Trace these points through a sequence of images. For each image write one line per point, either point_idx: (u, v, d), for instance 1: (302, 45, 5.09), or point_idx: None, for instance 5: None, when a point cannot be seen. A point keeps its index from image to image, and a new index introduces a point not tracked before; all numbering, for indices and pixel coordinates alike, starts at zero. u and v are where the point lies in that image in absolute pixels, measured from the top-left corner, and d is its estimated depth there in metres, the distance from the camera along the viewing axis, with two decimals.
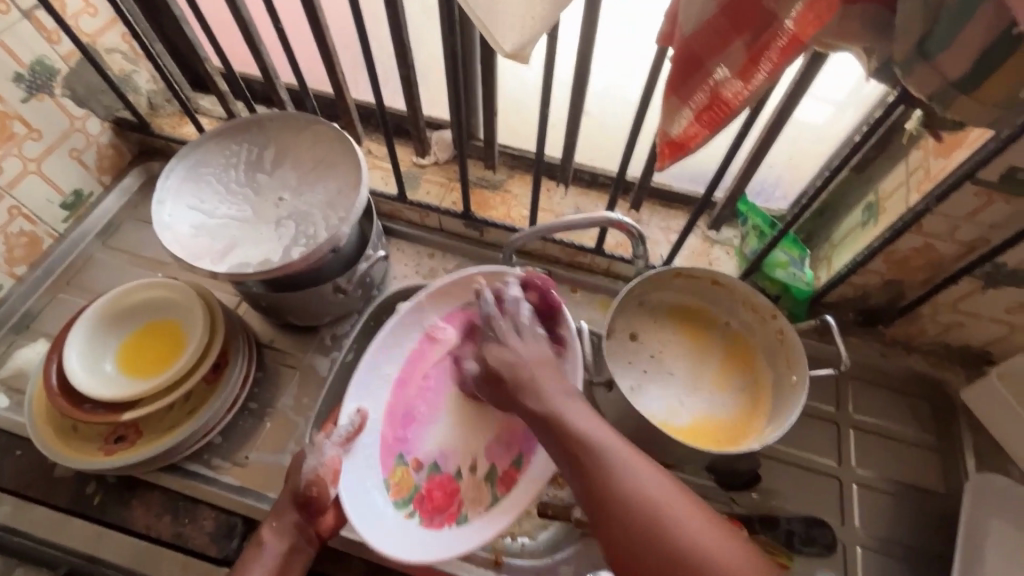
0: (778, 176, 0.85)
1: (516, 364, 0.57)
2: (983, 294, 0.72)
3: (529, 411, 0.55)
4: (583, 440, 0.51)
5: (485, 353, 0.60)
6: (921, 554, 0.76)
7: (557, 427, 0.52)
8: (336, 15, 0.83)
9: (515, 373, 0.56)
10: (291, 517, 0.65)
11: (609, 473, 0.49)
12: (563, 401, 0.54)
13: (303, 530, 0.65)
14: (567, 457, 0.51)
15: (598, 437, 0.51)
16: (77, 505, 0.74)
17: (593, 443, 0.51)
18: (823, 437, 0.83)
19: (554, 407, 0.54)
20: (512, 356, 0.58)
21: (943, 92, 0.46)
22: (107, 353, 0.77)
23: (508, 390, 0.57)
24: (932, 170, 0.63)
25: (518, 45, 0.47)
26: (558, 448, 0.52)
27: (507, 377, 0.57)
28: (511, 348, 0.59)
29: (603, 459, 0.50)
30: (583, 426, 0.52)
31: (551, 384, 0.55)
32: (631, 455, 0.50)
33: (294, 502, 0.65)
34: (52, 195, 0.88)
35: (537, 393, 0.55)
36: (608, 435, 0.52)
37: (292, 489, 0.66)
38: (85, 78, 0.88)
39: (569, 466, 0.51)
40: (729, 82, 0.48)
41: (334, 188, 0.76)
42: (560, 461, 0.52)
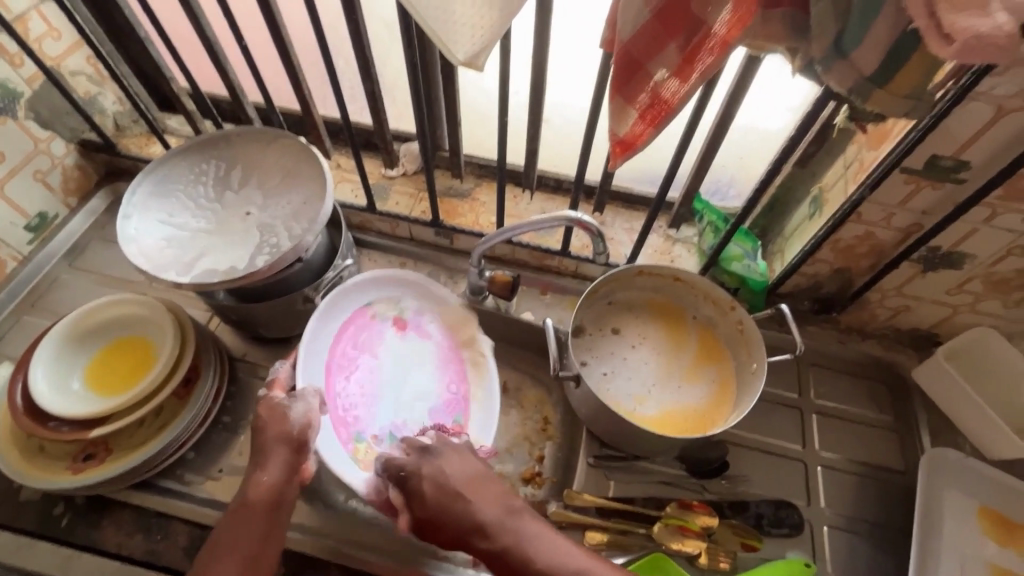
0: (730, 176, 0.90)
1: (445, 491, 0.59)
2: (924, 277, 0.77)
3: (488, 554, 0.56)
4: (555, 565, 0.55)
5: (422, 484, 0.60)
6: (885, 529, 0.79)
7: (524, 564, 0.55)
8: (300, 33, 0.85)
9: (444, 502, 0.58)
10: (281, 462, 0.63)
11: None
12: (485, 513, 0.57)
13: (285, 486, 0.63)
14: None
15: (568, 559, 0.56)
16: (45, 527, 0.73)
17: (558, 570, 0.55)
18: (787, 423, 0.86)
19: (519, 545, 0.56)
20: (434, 481, 0.60)
21: (860, 86, 0.50)
22: (76, 371, 0.76)
23: (461, 518, 0.57)
24: (866, 161, 0.67)
25: (470, 53, 0.49)
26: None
27: (442, 513, 0.58)
28: (446, 472, 0.60)
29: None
30: (545, 559, 0.55)
31: (507, 514, 0.58)
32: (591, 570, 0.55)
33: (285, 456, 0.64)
34: (16, 218, 0.88)
35: (494, 537, 0.56)
36: (575, 556, 0.56)
37: (283, 432, 0.65)
38: (49, 101, 0.89)
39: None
40: (667, 82, 0.51)
41: (300, 199, 0.77)
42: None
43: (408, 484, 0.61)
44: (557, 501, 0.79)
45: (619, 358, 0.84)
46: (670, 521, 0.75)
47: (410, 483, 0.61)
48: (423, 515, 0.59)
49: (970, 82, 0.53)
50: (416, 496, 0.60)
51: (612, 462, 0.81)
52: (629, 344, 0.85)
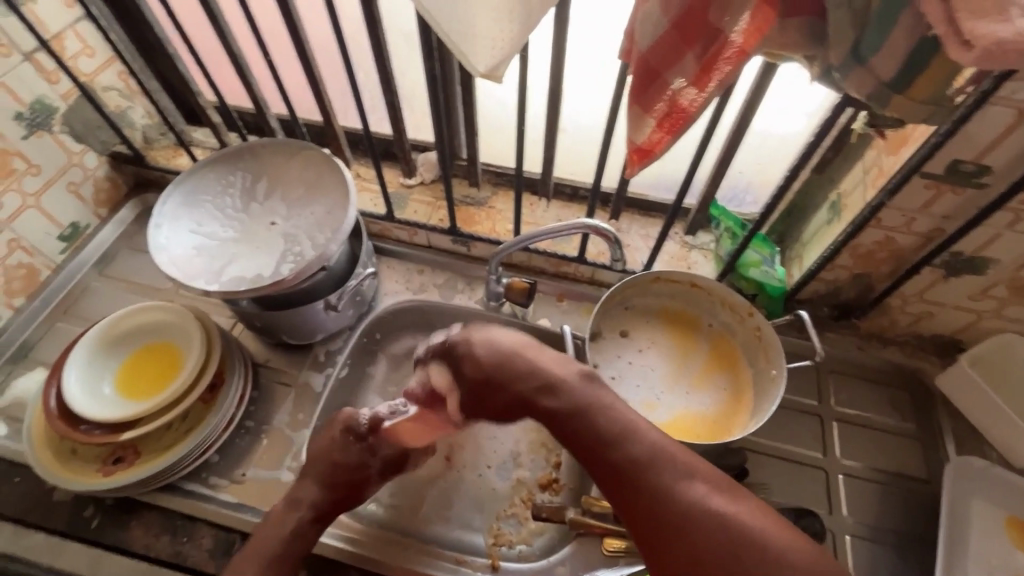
0: (747, 183, 0.90)
1: (500, 357, 0.64)
2: (946, 282, 0.76)
3: (551, 410, 0.60)
4: (623, 432, 0.55)
5: (474, 349, 0.66)
6: (909, 539, 0.78)
7: (588, 422, 0.57)
8: (321, 47, 0.88)
9: (504, 360, 0.64)
10: (312, 493, 0.68)
11: (646, 458, 0.53)
12: (544, 372, 0.62)
13: (324, 519, 0.68)
14: (601, 453, 0.55)
15: (638, 428, 0.56)
16: (75, 528, 0.75)
17: (622, 435, 0.55)
18: (806, 430, 0.85)
19: (580, 405, 0.58)
20: (488, 342, 0.65)
21: (878, 92, 0.50)
22: (106, 376, 0.79)
23: (518, 372, 0.63)
24: (885, 167, 0.67)
25: (489, 64, 0.51)
26: (594, 450, 0.56)
27: (500, 377, 0.63)
28: (497, 336, 0.66)
29: (642, 447, 0.54)
30: (610, 423, 0.56)
31: (571, 377, 0.61)
32: (661, 446, 0.54)
33: (332, 491, 0.68)
34: (50, 228, 0.91)
35: (558, 395, 0.60)
36: (645, 430, 0.56)
37: (328, 462, 0.69)
38: (83, 115, 0.92)
39: (608, 460, 0.54)
40: (685, 90, 0.52)
41: (323, 210, 0.79)
42: (595, 455, 0.55)
43: (458, 349, 0.67)
44: (575, 506, 0.79)
45: (635, 365, 0.84)
46: None
47: (461, 352, 0.67)
48: (479, 381, 0.65)
49: (991, 87, 0.53)
50: (469, 359, 0.66)
51: None
52: (646, 353, 0.85)
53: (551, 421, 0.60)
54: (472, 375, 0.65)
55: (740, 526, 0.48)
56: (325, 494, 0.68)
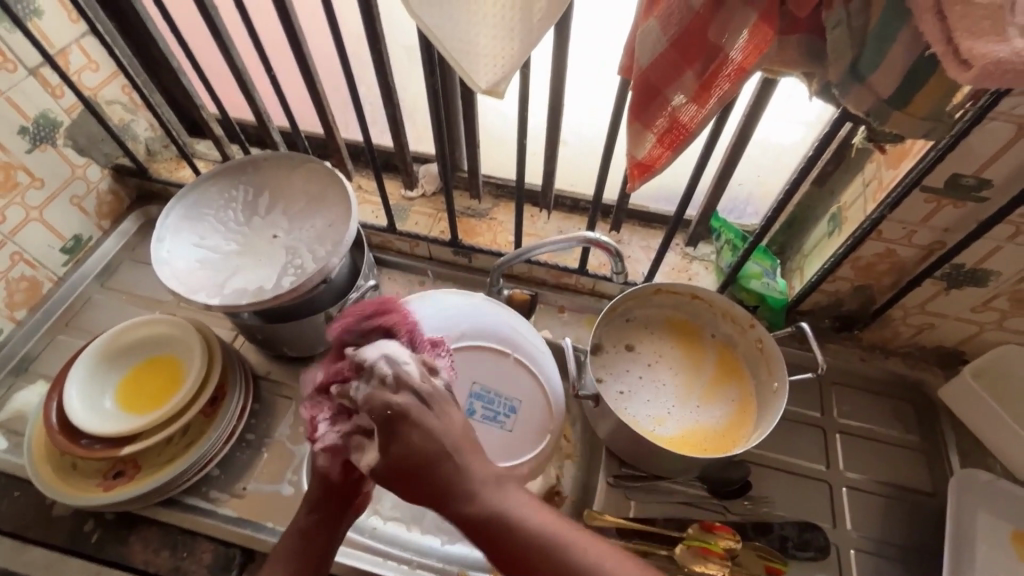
0: (747, 194, 0.91)
1: (445, 446, 0.47)
2: (947, 294, 0.76)
3: (470, 520, 0.46)
4: (554, 543, 0.46)
5: (414, 432, 0.47)
6: (914, 553, 0.77)
7: (506, 534, 0.46)
8: (324, 61, 0.88)
9: (431, 464, 0.46)
10: (315, 491, 0.61)
11: (574, 571, 0.45)
12: (471, 485, 0.47)
13: (327, 520, 0.60)
14: (524, 564, 0.45)
15: (569, 543, 0.46)
16: (75, 543, 0.74)
17: (549, 547, 0.45)
18: (809, 442, 0.85)
19: (507, 511, 0.47)
20: (427, 436, 0.47)
21: (877, 108, 0.50)
22: (107, 390, 0.79)
23: (446, 489, 0.46)
24: (885, 180, 0.67)
25: (492, 81, 0.52)
26: (518, 562, 0.46)
27: (444, 464, 0.47)
28: (426, 433, 0.47)
29: (570, 561, 0.45)
30: (550, 534, 0.46)
31: (498, 475, 0.49)
32: (591, 556, 0.45)
33: (327, 490, 0.60)
34: (53, 241, 0.92)
35: (481, 499, 0.47)
36: (574, 539, 0.46)
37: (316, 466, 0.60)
38: (86, 129, 0.93)
39: (533, 572, 0.45)
40: (685, 107, 0.52)
41: (325, 223, 0.79)
42: (516, 570, 0.45)
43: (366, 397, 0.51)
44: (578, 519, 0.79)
45: (638, 377, 0.84)
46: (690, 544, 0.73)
47: (407, 421, 0.48)
48: (418, 462, 0.47)
49: (989, 103, 0.53)
50: (396, 440, 0.47)
51: (633, 481, 0.81)
52: (649, 364, 0.85)
53: (474, 529, 0.47)
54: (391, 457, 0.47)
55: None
56: (325, 492, 0.60)
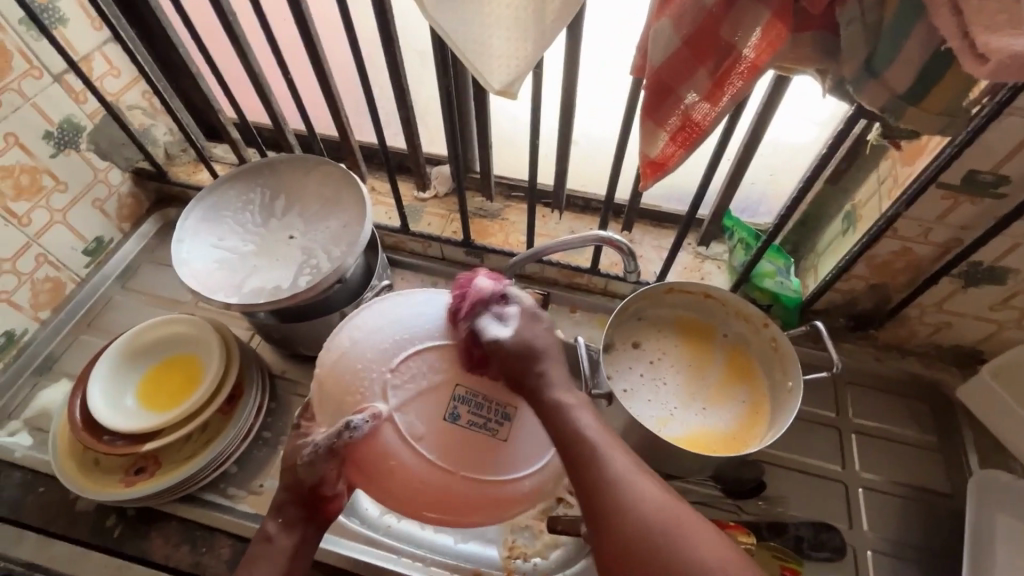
0: (760, 193, 0.90)
1: (554, 350, 0.59)
2: (965, 293, 0.75)
3: (546, 407, 0.55)
4: (603, 448, 0.52)
5: (535, 333, 0.58)
6: (932, 554, 0.77)
7: (565, 423, 0.54)
8: (338, 64, 0.90)
9: (539, 351, 0.58)
10: (284, 499, 0.64)
11: (619, 478, 0.49)
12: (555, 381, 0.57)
13: (291, 520, 0.63)
14: (580, 459, 0.51)
15: (613, 443, 0.53)
16: (98, 538, 0.76)
17: (597, 441, 0.52)
18: (824, 442, 0.84)
19: (573, 410, 0.55)
20: (542, 336, 0.59)
21: (892, 104, 0.50)
22: (129, 388, 0.80)
23: (539, 372, 0.57)
24: (901, 177, 0.67)
25: (504, 81, 0.52)
26: (572, 453, 0.52)
27: (546, 362, 0.57)
28: (542, 332, 0.59)
29: (618, 467, 0.50)
30: (597, 433, 0.53)
31: (571, 385, 0.58)
32: (629, 463, 0.51)
33: (292, 493, 0.63)
34: (75, 243, 0.94)
35: (562, 394, 0.56)
36: (620, 449, 0.52)
37: (293, 478, 0.63)
38: (108, 134, 0.95)
39: (577, 457, 0.52)
40: (698, 105, 0.52)
41: (340, 224, 0.81)
42: (566, 451, 0.53)
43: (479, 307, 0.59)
44: None
45: (651, 376, 0.84)
46: None
47: (541, 323, 0.60)
48: (536, 349, 0.58)
49: (1006, 98, 0.53)
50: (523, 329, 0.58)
51: None
52: (662, 364, 0.85)
53: (549, 411, 0.55)
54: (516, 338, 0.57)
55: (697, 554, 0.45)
56: (291, 494, 0.63)
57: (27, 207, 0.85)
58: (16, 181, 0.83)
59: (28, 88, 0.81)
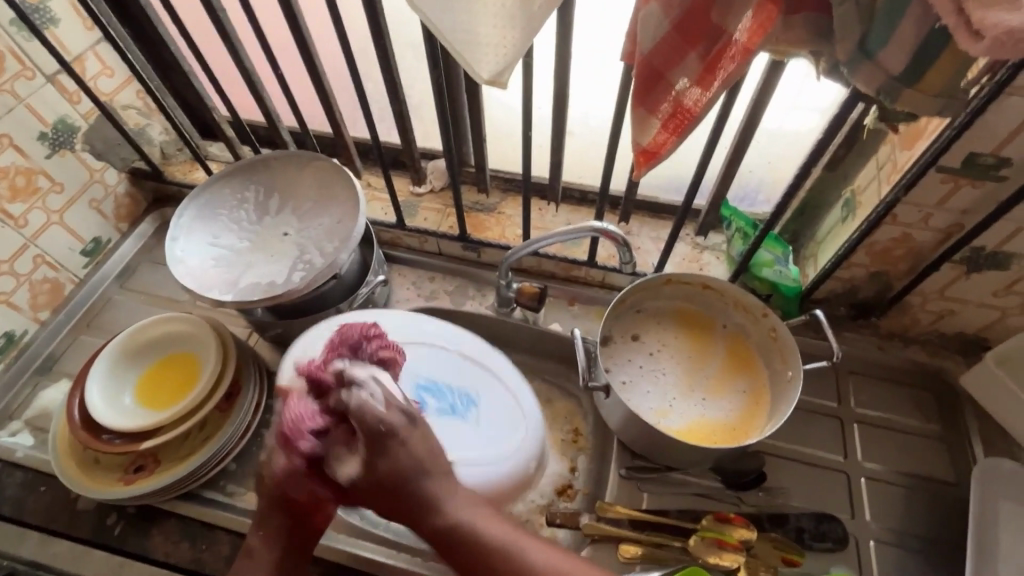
0: (758, 182, 0.89)
1: (427, 463, 0.50)
2: (967, 279, 0.74)
3: (439, 531, 0.48)
4: (500, 549, 0.47)
5: (390, 444, 0.50)
6: (936, 544, 0.76)
7: (458, 540, 0.48)
8: (330, 58, 0.89)
9: (414, 467, 0.49)
10: (263, 509, 0.58)
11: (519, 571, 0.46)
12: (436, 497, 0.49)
13: (273, 531, 0.57)
14: (475, 569, 0.47)
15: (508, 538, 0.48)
16: (99, 536, 0.77)
17: (492, 546, 0.47)
18: (825, 432, 0.83)
19: (459, 519, 0.49)
20: (405, 442, 0.50)
21: (888, 86, 0.49)
22: (127, 386, 0.81)
23: (420, 497, 0.49)
24: (899, 162, 0.66)
25: (495, 69, 0.51)
26: (470, 566, 0.47)
27: (417, 480, 0.49)
28: (390, 431, 0.50)
29: (524, 564, 0.46)
30: (493, 535, 0.48)
31: (459, 487, 0.51)
32: (525, 542, 0.48)
33: (273, 506, 0.57)
34: (73, 243, 0.94)
35: (435, 511, 0.49)
36: (511, 539, 0.48)
37: (271, 494, 0.57)
38: (103, 133, 0.95)
39: (479, 570, 0.47)
40: (689, 91, 0.51)
41: (334, 220, 0.80)
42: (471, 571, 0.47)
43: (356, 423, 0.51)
44: (590, 511, 0.79)
45: (649, 370, 0.83)
46: (703, 535, 0.73)
47: (393, 446, 0.50)
48: (398, 479, 0.49)
49: (1007, 77, 0.52)
50: (379, 447, 0.50)
51: (644, 473, 0.80)
52: (661, 358, 0.84)
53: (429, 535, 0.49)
54: (374, 473, 0.49)
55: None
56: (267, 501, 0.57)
57: (23, 209, 0.85)
58: (11, 182, 0.83)
59: (21, 89, 0.81)
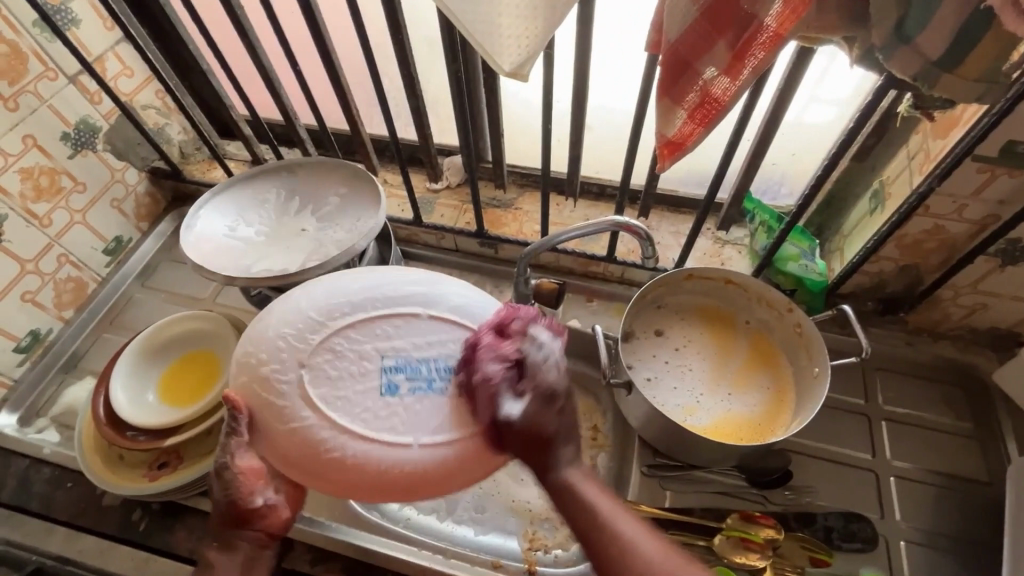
0: (781, 174, 0.87)
1: (574, 434, 0.55)
2: (1003, 272, 0.72)
3: (568, 493, 0.52)
4: (605, 514, 0.51)
5: (560, 405, 0.54)
6: (970, 545, 0.74)
7: (581, 505, 0.51)
8: (347, 55, 0.89)
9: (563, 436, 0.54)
10: (215, 519, 0.62)
11: (619, 540, 0.49)
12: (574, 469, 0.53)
13: (228, 538, 0.61)
14: (588, 531, 0.50)
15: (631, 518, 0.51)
16: (124, 531, 0.77)
17: (618, 516, 0.51)
18: (852, 430, 0.81)
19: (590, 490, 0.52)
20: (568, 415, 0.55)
21: (925, 72, 0.48)
22: (150, 383, 0.81)
23: (556, 458, 0.53)
24: (933, 151, 0.64)
25: (517, 62, 0.50)
26: (585, 527, 0.50)
27: (563, 444, 0.54)
28: (564, 399, 0.54)
29: (632, 541, 0.49)
30: (619, 513, 0.51)
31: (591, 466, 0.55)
32: (643, 531, 0.50)
33: (225, 514, 0.61)
34: (95, 242, 0.95)
35: (575, 476, 0.53)
36: (632, 518, 0.51)
37: (219, 505, 0.61)
38: (124, 134, 0.96)
39: (595, 533, 0.50)
40: (717, 80, 0.50)
41: (353, 219, 0.80)
42: (585, 534, 0.50)
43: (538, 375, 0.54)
44: None
45: (673, 366, 0.82)
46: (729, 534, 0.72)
47: (558, 407, 0.54)
48: (548, 433, 0.53)
49: None
50: (550, 403, 0.53)
51: (666, 471, 0.79)
52: (684, 354, 0.83)
53: (553, 488, 0.53)
54: (533, 424, 0.53)
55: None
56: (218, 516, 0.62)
57: (47, 208, 0.86)
58: (35, 182, 0.84)
59: (44, 90, 0.82)
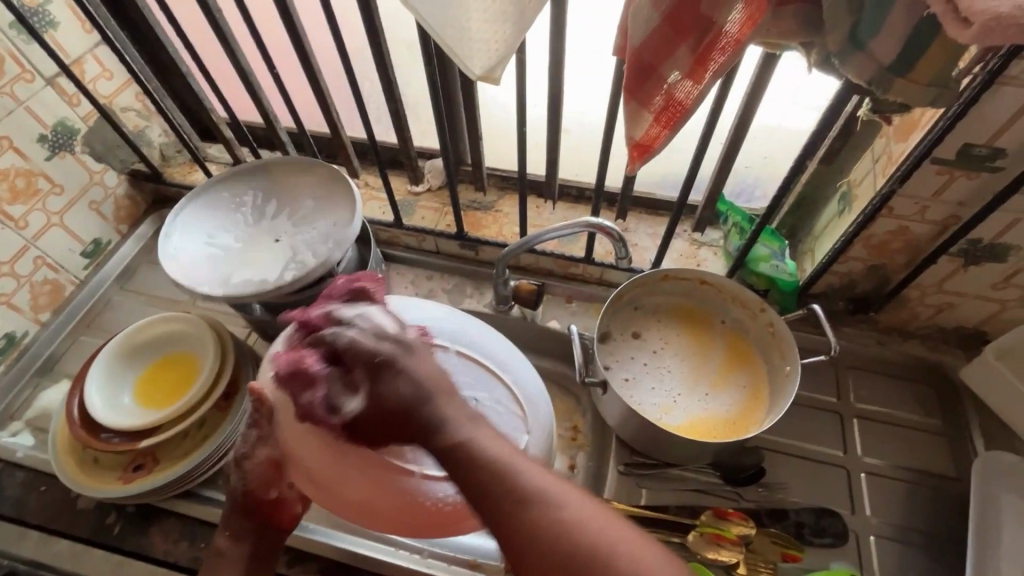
0: (755, 177, 0.89)
1: (436, 385, 0.49)
2: (966, 271, 0.74)
3: (445, 451, 0.46)
4: (503, 468, 0.45)
5: (406, 373, 0.49)
6: (938, 539, 0.75)
7: (460, 464, 0.46)
8: (326, 58, 0.89)
9: (425, 396, 0.48)
10: (229, 514, 0.68)
11: (523, 494, 0.43)
12: (453, 419, 0.47)
13: (256, 506, 0.68)
14: (484, 493, 0.44)
15: (514, 461, 0.45)
16: (99, 534, 0.77)
17: (500, 462, 0.45)
18: (824, 427, 0.83)
19: (466, 436, 0.46)
20: (425, 370, 0.50)
21: (879, 76, 0.49)
22: (127, 385, 0.81)
23: (425, 419, 0.47)
24: (895, 154, 0.66)
25: (488, 66, 0.51)
26: (471, 485, 0.45)
27: (425, 403, 0.48)
28: (411, 363, 0.49)
29: (518, 485, 0.43)
30: (503, 456, 0.45)
31: (470, 410, 0.49)
32: (536, 472, 0.45)
33: (239, 506, 0.67)
34: (73, 245, 0.95)
35: (447, 427, 0.47)
36: (520, 459, 0.45)
37: (235, 501, 0.68)
38: (103, 136, 0.96)
39: (481, 490, 0.44)
40: (680, 84, 0.51)
41: (329, 221, 0.81)
42: (473, 496, 0.45)
43: (374, 358, 0.49)
44: None
45: (650, 367, 0.83)
46: (704, 532, 0.73)
47: (395, 372, 0.48)
48: (403, 400, 0.48)
49: (999, 66, 0.52)
50: (391, 376, 0.48)
51: (642, 470, 0.80)
52: (662, 354, 0.84)
53: (438, 452, 0.47)
54: (387, 410, 0.48)
55: (602, 544, 0.41)
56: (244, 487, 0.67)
57: (23, 210, 0.86)
58: (11, 184, 0.83)
59: (20, 92, 0.82)
